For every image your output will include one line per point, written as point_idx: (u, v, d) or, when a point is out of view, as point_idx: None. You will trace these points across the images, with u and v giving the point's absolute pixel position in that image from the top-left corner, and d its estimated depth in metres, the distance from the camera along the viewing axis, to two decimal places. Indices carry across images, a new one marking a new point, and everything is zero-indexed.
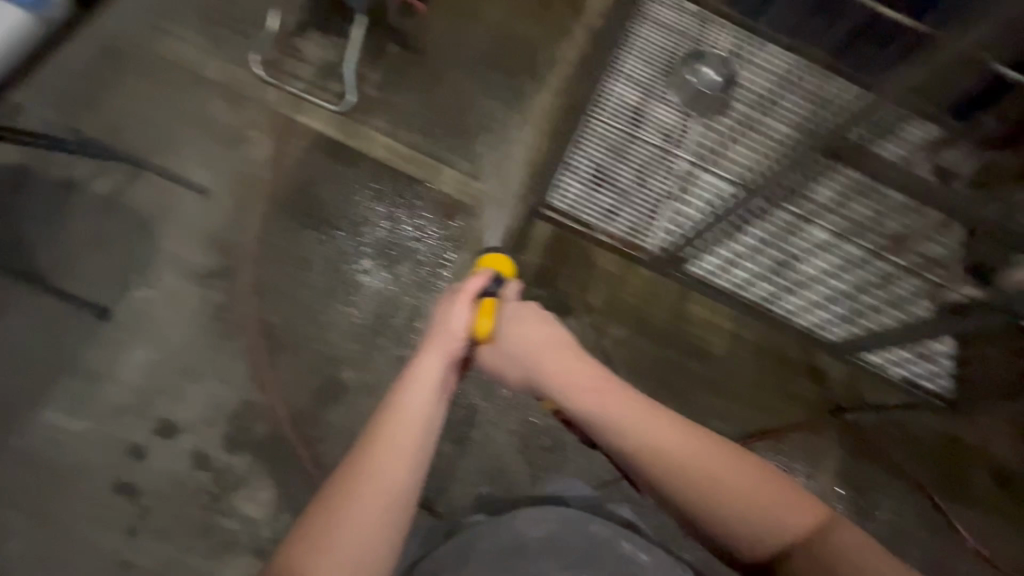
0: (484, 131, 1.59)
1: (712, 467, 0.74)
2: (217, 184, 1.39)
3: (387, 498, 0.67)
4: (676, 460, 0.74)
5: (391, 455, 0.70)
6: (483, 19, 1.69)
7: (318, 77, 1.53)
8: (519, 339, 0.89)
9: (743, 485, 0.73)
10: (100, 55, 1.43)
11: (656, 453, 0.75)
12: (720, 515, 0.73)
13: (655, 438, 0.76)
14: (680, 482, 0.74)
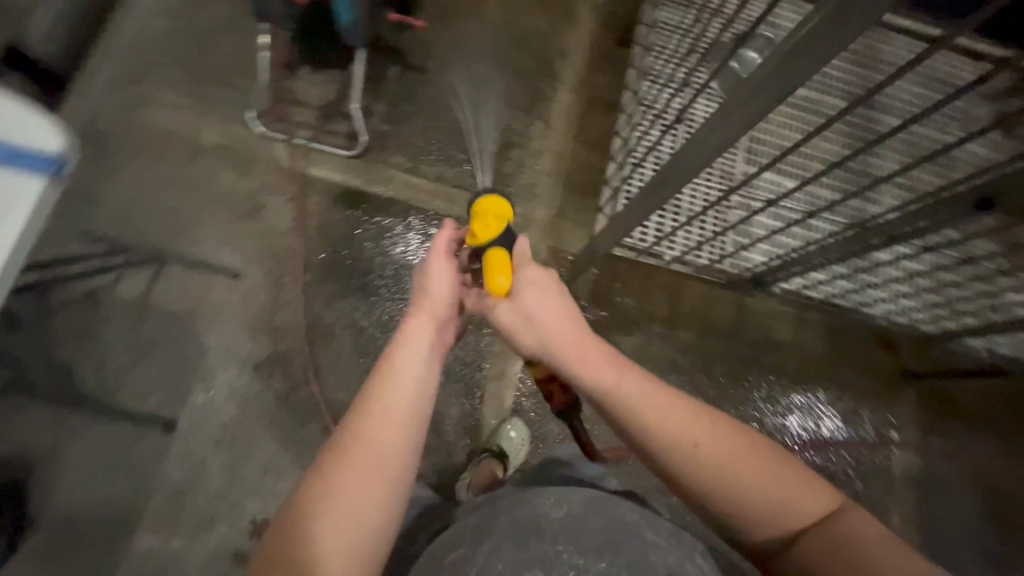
0: (509, 148, 1.48)
1: (738, 455, 0.58)
2: (245, 262, 1.30)
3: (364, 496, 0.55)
4: (692, 441, 0.59)
5: (368, 442, 0.56)
6: (482, 18, 1.54)
7: (322, 121, 1.41)
8: (525, 309, 0.68)
9: (773, 482, 0.58)
10: (88, 142, 1.31)
11: (672, 435, 0.59)
12: (738, 510, 0.58)
13: (676, 418, 0.60)
14: (700, 470, 0.58)
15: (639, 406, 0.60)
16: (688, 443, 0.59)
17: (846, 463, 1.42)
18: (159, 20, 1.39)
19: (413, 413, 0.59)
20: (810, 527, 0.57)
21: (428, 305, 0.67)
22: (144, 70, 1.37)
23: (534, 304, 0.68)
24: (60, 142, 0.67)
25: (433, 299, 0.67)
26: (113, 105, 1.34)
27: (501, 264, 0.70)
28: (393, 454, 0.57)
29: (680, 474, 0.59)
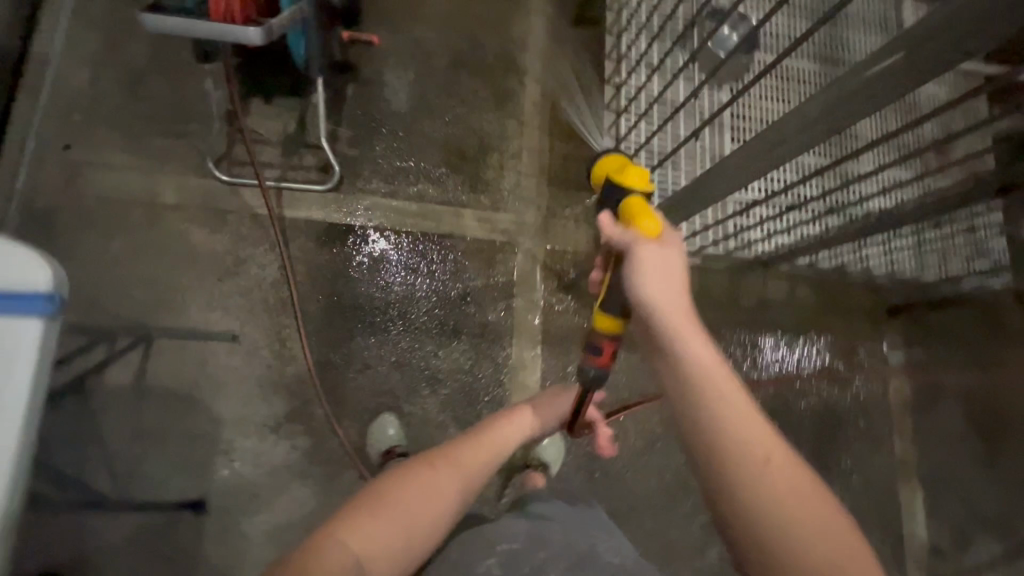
0: (487, 153, 1.43)
1: (804, 504, 0.56)
2: (240, 322, 1.23)
3: (454, 481, 0.73)
4: (766, 466, 0.57)
5: (482, 437, 0.80)
6: (430, 18, 1.46)
7: (286, 156, 1.32)
8: (652, 266, 0.67)
9: (835, 546, 0.55)
10: (34, 225, 1.19)
11: (749, 450, 0.57)
12: (773, 547, 0.55)
13: (760, 442, 0.58)
14: (764, 499, 0.56)
15: (725, 412, 0.59)
16: (765, 463, 0.57)
17: (852, 402, 1.52)
18: (79, 74, 1.26)
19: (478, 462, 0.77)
20: None
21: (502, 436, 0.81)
22: (76, 133, 1.24)
23: (664, 262, 0.68)
24: (49, 277, 0.61)
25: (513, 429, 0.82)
26: (50, 177, 1.21)
27: (642, 212, 0.75)
28: (492, 446, 0.79)
29: (739, 492, 0.57)
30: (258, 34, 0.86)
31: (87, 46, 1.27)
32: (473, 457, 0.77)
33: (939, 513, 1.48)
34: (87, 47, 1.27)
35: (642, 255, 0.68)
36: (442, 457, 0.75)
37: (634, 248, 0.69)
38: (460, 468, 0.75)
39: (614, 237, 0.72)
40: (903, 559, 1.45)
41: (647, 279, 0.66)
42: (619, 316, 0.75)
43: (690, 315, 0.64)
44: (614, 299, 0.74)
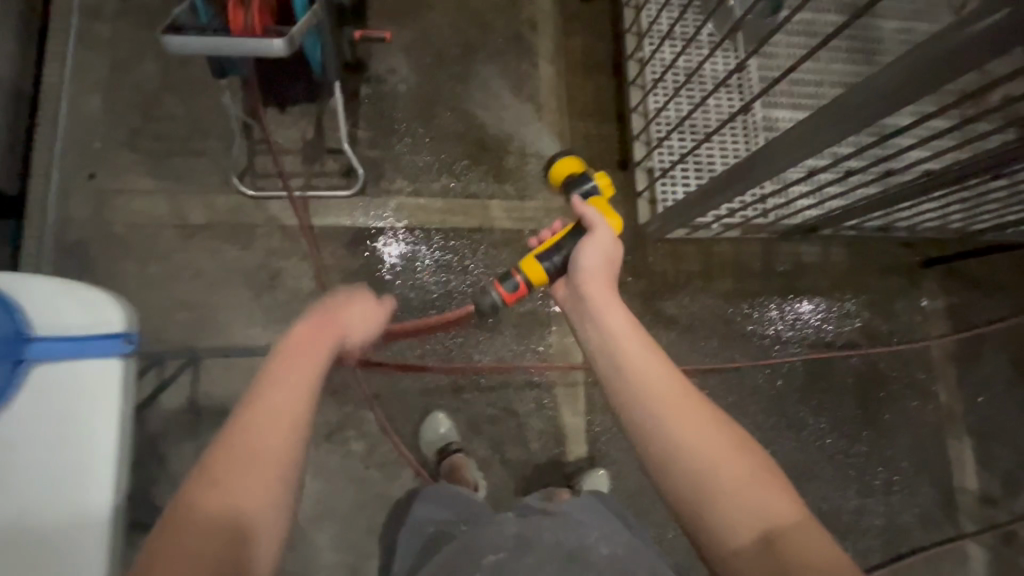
0: (506, 140, 1.41)
1: (712, 438, 0.61)
2: (282, 335, 1.24)
3: (253, 477, 0.52)
4: (673, 409, 0.63)
5: (258, 400, 0.56)
6: (435, 10, 1.44)
7: (309, 165, 1.31)
8: (599, 244, 0.83)
9: (742, 474, 0.59)
10: (68, 258, 1.19)
11: (659, 396, 0.64)
12: (687, 481, 0.59)
13: (670, 394, 0.64)
14: (677, 438, 0.61)
15: (633, 365, 0.66)
16: (670, 399, 0.63)
17: (897, 360, 1.49)
18: (94, 101, 1.25)
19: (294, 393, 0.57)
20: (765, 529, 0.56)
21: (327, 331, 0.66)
22: (99, 161, 1.23)
23: (601, 249, 0.83)
24: (123, 321, 0.61)
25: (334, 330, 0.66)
26: (79, 207, 1.21)
27: (605, 210, 0.90)
28: (282, 396, 0.57)
29: (654, 437, 0.62)
30: (281, 45, 0.85)
31: (99, 72, 1.26)
32: (263, 428, 0.54)
33: (990, 461, 1.47)
34: (99, 73, 1.27)
35: (607, 235, 0.84)
36: (225, 459, 0.53)
37: (599, 228, 0.84)
38: (252, 456, 0.53)
39: (585, 216, 0.86)
40: (964, 512, 1.43)
41: (594, 256, 0.81)
42: (549, 273, 0.85)
43: (613, 290, 0.79)
44: (553, 257, 0.84)
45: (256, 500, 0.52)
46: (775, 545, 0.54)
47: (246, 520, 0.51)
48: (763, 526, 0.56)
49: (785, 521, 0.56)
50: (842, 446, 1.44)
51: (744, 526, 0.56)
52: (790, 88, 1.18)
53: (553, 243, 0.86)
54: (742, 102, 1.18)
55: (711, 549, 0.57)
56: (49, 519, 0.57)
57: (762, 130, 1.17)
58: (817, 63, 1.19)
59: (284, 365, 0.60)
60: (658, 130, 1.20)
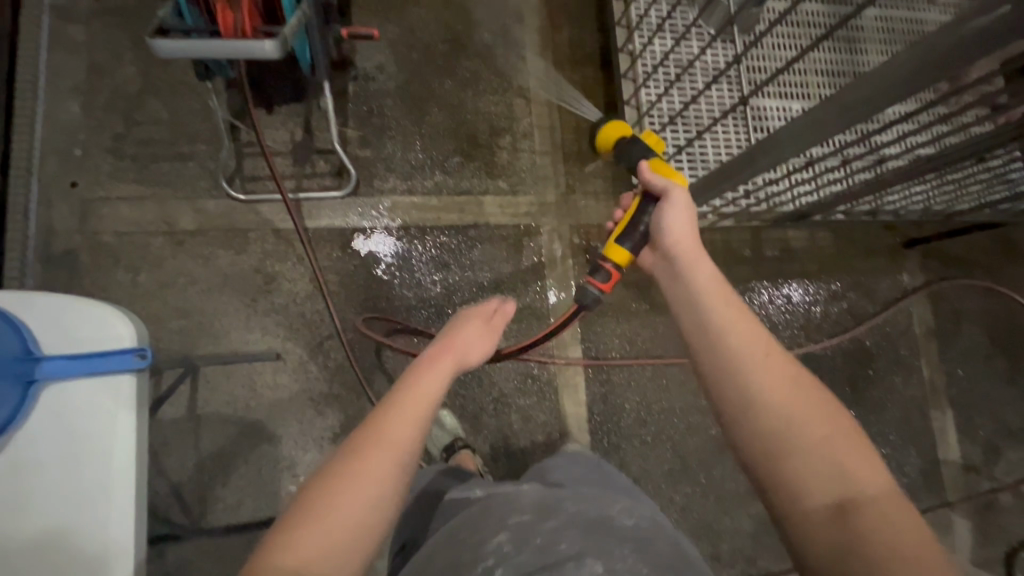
0: (498, 135, 1.41)
1: (803, 403, 0.64)
2: (280, 339, 1.22)
3: (382, 473, 0.62)
4: (762, 364, 0.67)
5: (401, 400, 0.68)
6: (420, 6, 1.43)
7: (300, 166, 1.29)
8: (677, 210, 0.83)
9: (824, 436, 0.63)
10: (54, 270, 1.15)
11: (748, 352, 0.68)
12: (769, 431, 0.64)
13: (761, 353, 0.68)
14: (767, 396, 0.65)
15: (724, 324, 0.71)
16: (759, 356, 0.68)
17: (882, 338, 1.55)
18: (71, 107, 1.21)
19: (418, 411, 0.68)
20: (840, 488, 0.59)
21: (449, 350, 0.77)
22: (81, 168, 1.20)
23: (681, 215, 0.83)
24: (133, 336, 0.60)
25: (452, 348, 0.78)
26: (63, 217, 1.18)
27: (665, 168, 0.89)
28: (420, 400, 0.69)
29: (743, 387, 0.66)
30: (274, 46, 0.83)
31: (76, 76, 1.22)
32: (395, 433, 0.65)
33: (971, 430, 1.54)
34: (76, 77, 1.22)
35: (680, 200, 0.83)
36: (366, 440, 0.64)
37: (671, 191, 0.84)
38: (390, 445, 0.64)
39: (653, 182, 0.85)
40: (948, 482, 1.50)
41: (678, 220, 0.82)
42: (632, 253, 0.87)
43: (705, 255, 0.80)
44: (634, 232, 0.86)
45: (379, 498, 0.62)
46: (853, 509, 0.58)
47: (381, 496, 0.62)
48: (845, 489, 0.59)
49: (868, 490, 0.59)
50: None
51: (822, 483, 0.60)
52: (779, 82, 1.20)
53: (631, 218, 0.87)
54: (732, 99, 1.20)
55: (787, 504, 0.61)
56: (67, 538, 0.56)
57: (754, 125, 1.19)
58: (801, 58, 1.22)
59: (416, 381, 0.71)
60: (651, 124, 1.21)
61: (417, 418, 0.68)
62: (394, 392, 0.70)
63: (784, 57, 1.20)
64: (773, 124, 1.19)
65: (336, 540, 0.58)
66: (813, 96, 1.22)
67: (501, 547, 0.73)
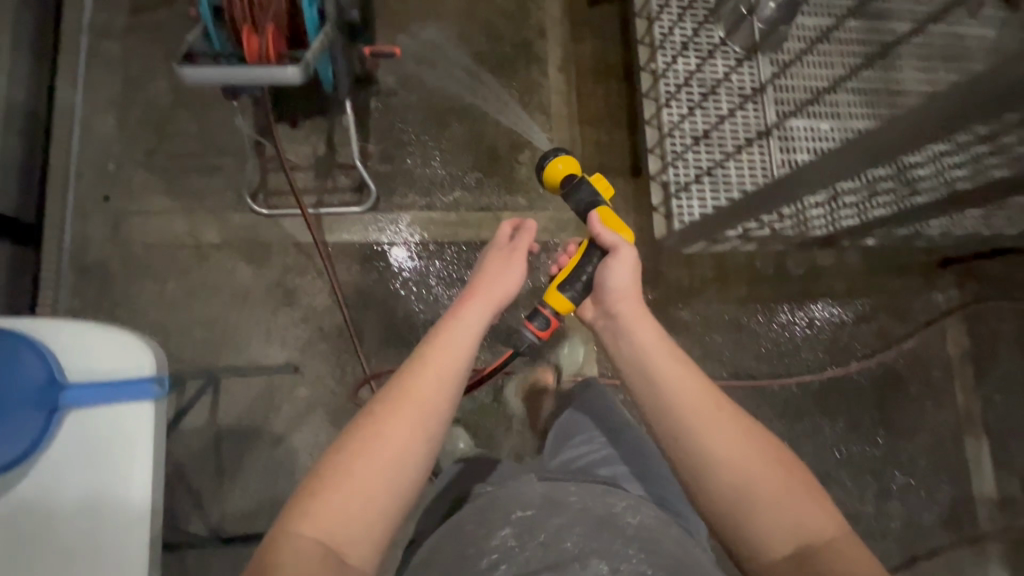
0: (517, 150, 1.40)
1: (750, 462, 0.64)
2: (299, 352, 1.24)
3: (401, 439, 0.63)
4: (704, 426, 0.66)
5: (426, 365, 0.67)
6: (444, 21, 1.43)
7: (322, 181, 1.31)
8: (623, 264, 0.81)
9: (778, 491, 0.63)
10: (85, 280, 1.19)
11: (691, 414, 0.67)
12: (726, 502, 0.64)
13: (707, 416, 0.67)
14: (719, 463, 0.65)
15: (668, 389, 0.69)
16: (701, 418, 0.66)
17: (914, 362, 1.48)
18: (106, 121, 1.25)
19: (444, 378, 0.67)
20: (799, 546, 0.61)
21: (488, 295, 0.76)
22: (113, 181, 1.23)
23: (625, 266, 0.81)
24: (153, 366, 0.61)
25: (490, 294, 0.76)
26: (95, 229, 1.22)
27: (614, 222, 0.87)
28: (443, 362, 0.68)
29: (692, 454, 0.66)
30: (297, 72, 0.84)
31: (110, 91, 1.26)
32: (419, 399, 0.65)
33: (1008, 462, 1.46)
34: (111, 92, 1.26)
35: (630, 255, 0.81)
36: (388, 406, 0.64)
37: (621, 248, 0.82)
38: (412, 411, 0.64)
39: (604, 238, 0.83)
40: (980, 514, 1.42)
41: (621, 277, 0.80)
42: (573, 301, 0.83)
43: (646, 312, 0.78)
44: (576, 284, 0.82)
45: (395, 467, 0.62)
46: (812, 556, 0.60)
47: (402, 467, 0.62)
48: (799, 543, 0.61)
49: (820, 534, 0.62)
50: (859, 451, 1.44)
51: (781, 539, 0.62)
52: (809, 107, 1.16)
53: (572, 269, 0.84)
54: (758, 124, 1.17)
55: (753, 565, 0.63)
56: (87, 561, 0.58)
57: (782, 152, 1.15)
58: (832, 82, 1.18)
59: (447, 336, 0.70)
60: (673, 144, 1.20)
61: (441, 385, 0.67)
62: (417, 355, 0.68)
63: (815, 82, 1.17)
64: (804, 152, 1.16)
65: (352, 516, 0.60)
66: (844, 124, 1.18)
67: (505, 543, 0.71)
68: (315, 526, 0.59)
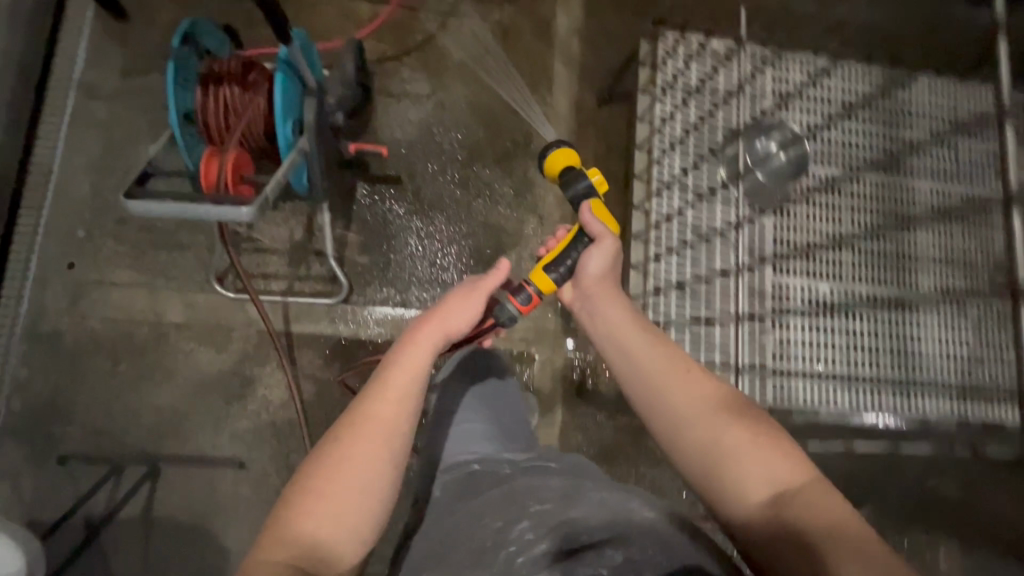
0: (503, 251, 1.34)
1: (709, 420, 0.66)
2: (247, 447, 1.19)
3: (371, 448, 0.65)
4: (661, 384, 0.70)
5: (385, 386, 0.69)
6: (445, 110, 1.38)
7: (293, 267, 1.26)
8: (604, 257, 0.81)
9: (742, 441, 0.63)
10: (39, 350, 1.16)
11: (649, 373, 0.72)
12: (698, 461, 0.65)
13: (668, 377, 0.70)
14: (691, 428, 0.66)
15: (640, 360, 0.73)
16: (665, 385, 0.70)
17: None
18: (83, 184, 1.22)
19: (406, 390, 0.69)
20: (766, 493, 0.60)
21: (436, 323, 0.75)
22: (81, 249, 1.20)
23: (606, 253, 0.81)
24: None
25: (441, 320, 0.75)
26: (56, 297, 1.18)
27: (604, 214, 0.83)
28: (406, 380, 0.70)
29: (658, 416, 0.70)
30: (249, 210, 0.78)
31: (91, 153, 1.23)
32: (384, 409, 0.67)
33: None
34: (92, 154, 1.23)
35: (614, 246, 0.81)
36: (356, 422, 0.67)
37: (605, 239, 0.81)
38: (380, 426, 0.67)
39: (592, 227, 0.81)
40: None
41: (598, 264, 0.81)
42: (558, 283, 0.82)
43: (620, 297, 0.81)
44: (562, 265, 0.81)
45: (366, 477, 0.64)
46: (788, 498, 0.58)
47: (371, 479, 0.64)
48: (778, 492, 0.59)
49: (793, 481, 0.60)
50: None
51: (757, 489, 0.61)
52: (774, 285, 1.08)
53: (558, 252, 0.82)
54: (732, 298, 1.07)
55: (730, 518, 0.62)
56: None
57: (775, 360, 1.06)
58: (838, 278, 1.09)
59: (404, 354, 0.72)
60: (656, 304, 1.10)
61: (404, 400, 0.69)
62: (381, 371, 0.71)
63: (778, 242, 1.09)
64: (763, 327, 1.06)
65: (322, 536, 0.62)
66: (846, 329, 1.07)
67: (523, 535, 0.64)
68: (308, 524, 0.62)
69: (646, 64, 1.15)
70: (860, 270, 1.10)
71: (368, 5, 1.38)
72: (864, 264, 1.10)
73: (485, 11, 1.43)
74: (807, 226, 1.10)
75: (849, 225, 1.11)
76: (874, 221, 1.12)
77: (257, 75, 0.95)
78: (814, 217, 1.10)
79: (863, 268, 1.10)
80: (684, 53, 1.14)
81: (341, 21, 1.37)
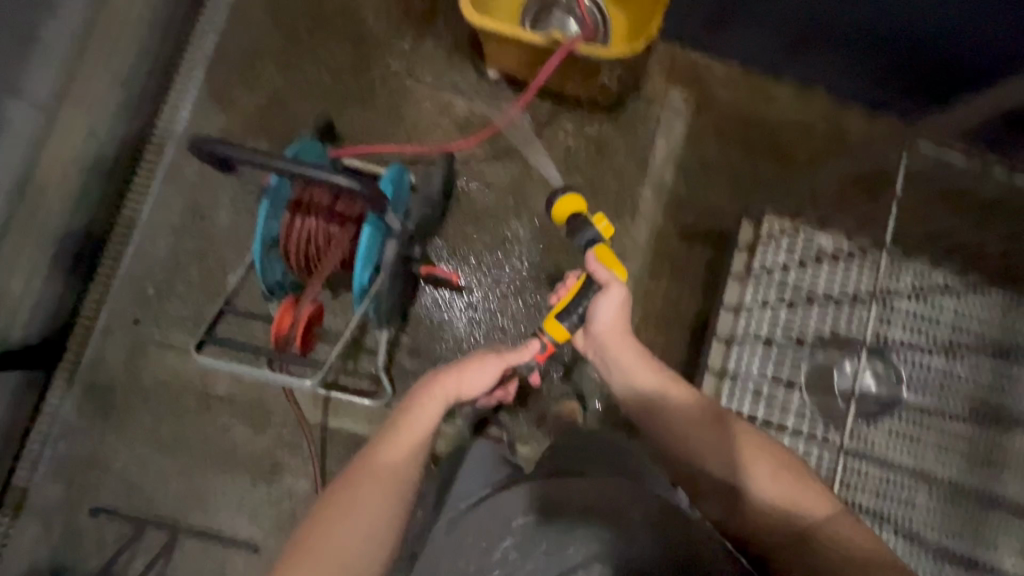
0: (552, 383, 1.25)
1: (713, 437, 0.70)
2: (264, 532, 1.20)
3: (374, 504, 0.65)
4: (666, 405, 0.74)
5: (399, 434, 0.71)
6: (521, 221, 1.33)
7: (344, 358, 1.25)
8: (611, 306, 0.79)
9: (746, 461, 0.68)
10: (93, 397, 1.20)
11: (654, 395, 0.75)
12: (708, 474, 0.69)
13: (669, 399, 0.74)
14: (692, 443, 0.71)
15: (647, 387, 0.76)
16: (669, 401, 0.74)
17: None
18: (162, 242, 1.24)
19: (414, 447, 0.71)
20: (781, 512, 0.64)
21: (450, 385, 0.75)
22: (147, 306, 1.22)
23: (610, 303, 0.79)
24: None
25: (457, 378, 0.75)
26: (116, 349, 1.21)
27: (610, 259, 0.82)
28: (415, 437, 0.71)
29: (665, 431, 0.74)
30: (309, 385, 0.85)
31: (175, 213, 1.24)
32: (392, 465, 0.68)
33: None
34: (174, 213, 1.24)
35: (621, 294, 0.79)
36: (373, 464, 0.68)
37: (612, 287, 0.79)
38: (386, 480, 0.67)
39: (599, 273, 0.80)
40: None
41: (611, 312, 0.79)
42: (571, 331, 0.81)
43: (631, 341, 0.79)
44: (574, 313, 0.79)
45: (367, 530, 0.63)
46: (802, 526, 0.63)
47: (381, 517, 0.64)
48: (771, 502, 0.65)
49: (809, 508, 0.64)
50: None
51: (769, 508, 0.65)
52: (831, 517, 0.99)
53: (569, 300, 0.80)
54: None
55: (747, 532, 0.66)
56: None
57: None
58: (907, 523, 0.98)
59: (415, 411, 0.73)
60: None
61: (413, 450, 0.71)
62: (391, 424, 0.73)
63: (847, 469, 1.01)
64: None
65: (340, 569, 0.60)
66: None
67: (507, 555, 0.68)
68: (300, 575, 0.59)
69: (745, 247, 1.12)
70: (939, 513, 0.97)
71: (467, 100, 1.32)
72: (949, 513, 0.97)
73: (582, 123, 1.36)
74: (881, 455, 1.01)
75: (935, 464, 0.99)
76: (954, 463, 0.99)
77: (346, 206, 0.92)
78: (890, 452, 1.01)
79: (946, 509, 0.97)
80: (788, 244, 1.08)
81: (436, 113, 1.31)
